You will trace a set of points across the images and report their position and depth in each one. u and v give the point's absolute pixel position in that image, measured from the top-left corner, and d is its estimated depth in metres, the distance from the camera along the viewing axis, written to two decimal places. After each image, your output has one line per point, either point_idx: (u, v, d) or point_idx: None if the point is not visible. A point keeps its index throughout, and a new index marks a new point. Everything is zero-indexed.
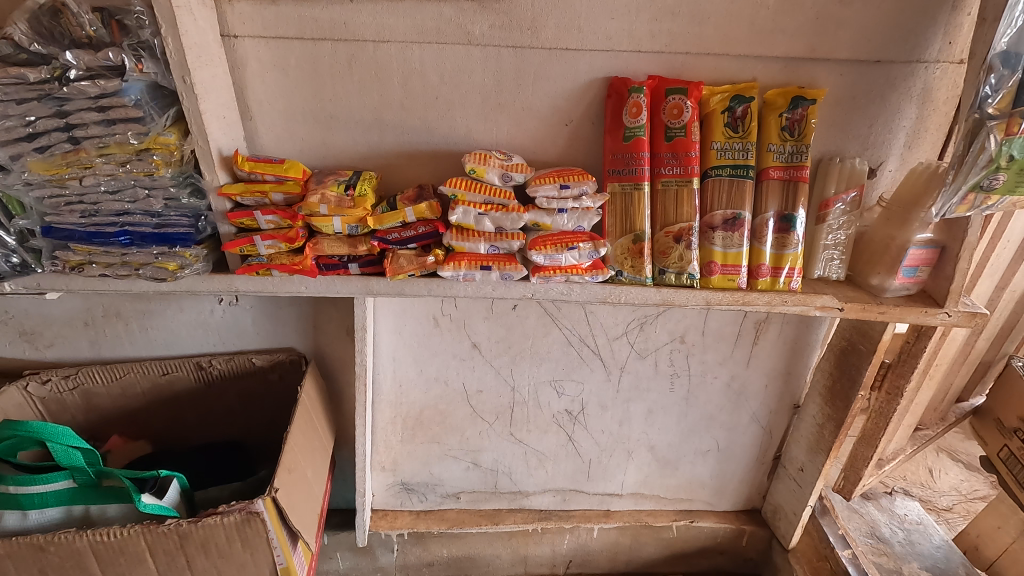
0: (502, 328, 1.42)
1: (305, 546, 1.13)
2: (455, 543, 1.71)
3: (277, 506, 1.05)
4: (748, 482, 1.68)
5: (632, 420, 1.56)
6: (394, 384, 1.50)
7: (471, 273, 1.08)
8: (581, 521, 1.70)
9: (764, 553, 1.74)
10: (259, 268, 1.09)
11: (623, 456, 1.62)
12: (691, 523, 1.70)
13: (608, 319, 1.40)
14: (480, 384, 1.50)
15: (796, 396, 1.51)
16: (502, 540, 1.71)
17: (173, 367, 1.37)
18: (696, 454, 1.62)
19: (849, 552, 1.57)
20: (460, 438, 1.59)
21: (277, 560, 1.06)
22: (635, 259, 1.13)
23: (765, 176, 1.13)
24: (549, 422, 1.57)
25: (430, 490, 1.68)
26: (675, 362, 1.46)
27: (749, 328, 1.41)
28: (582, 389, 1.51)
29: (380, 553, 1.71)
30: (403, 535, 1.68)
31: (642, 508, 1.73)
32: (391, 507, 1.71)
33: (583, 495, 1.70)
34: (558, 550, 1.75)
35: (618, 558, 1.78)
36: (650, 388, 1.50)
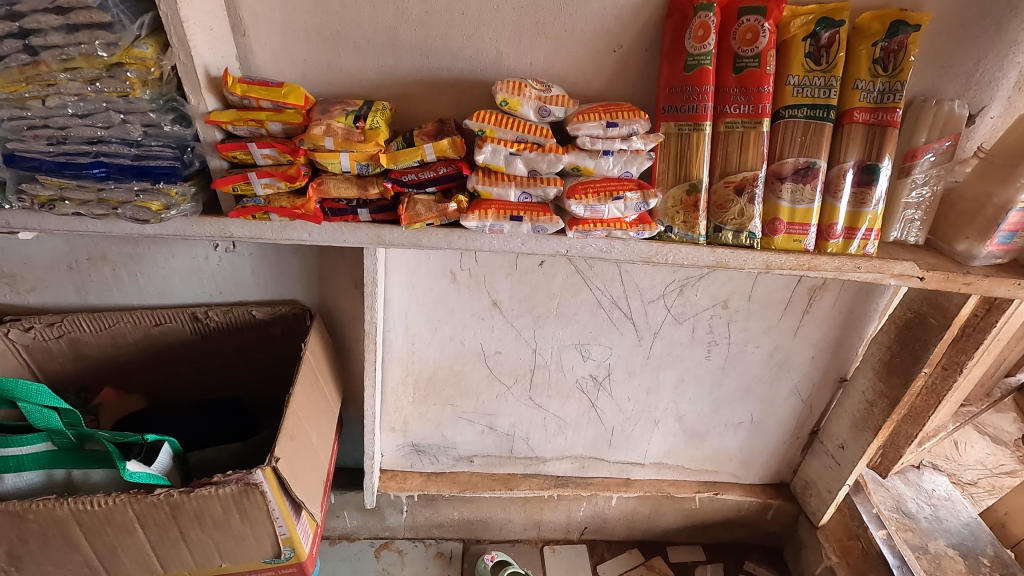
0: (526, 287, 1.28)
1: (310, 517, 1.04)
2: (466, 506, 1.64)
3: (277, 477, 0.95)
4: (779, 457, 1.58)
5: (661, 389, 1.45)
6: (406, 342, 1.39)
7: (499, 224, 0.94)
8: (600, 489, 1.61)
9: (789, 527, 1.67)
10: (256, 211, 0.94)
11: (649, 427, 1.52)
12: (715, 496, 1.62)
13: (644, 280, 1.26)
14: (499, 346, 1.39)
15: (844, 369, 1.38)
16: (516, 506, 1.64)
17: (166, 318, 1.26)
18: (727, 426, 1.51)
19: (884, 532, 1.48)
20: (475, 401, 1.49)
21: (278, 531, 0.99)
22: (688, 213, 0.97)
23: (847, 119, 0.96)
24: (572, 388, 1.46)
25: (441, 452, 1.60)
26: (715, 329, 1.33)
27: (801, 295, 1.26)
28: (609, 353, 1.39)
29: (388, 513, 1.65)
30: (412, 497, 1.61)
31: (664, 477, 1.64)
32: (401, 468, 1.63)
33: (603, 463, 1.61)
34: (573, 517, 1.68)
35: (635, 527, 1.71)
36: (683, 355, 1.38)
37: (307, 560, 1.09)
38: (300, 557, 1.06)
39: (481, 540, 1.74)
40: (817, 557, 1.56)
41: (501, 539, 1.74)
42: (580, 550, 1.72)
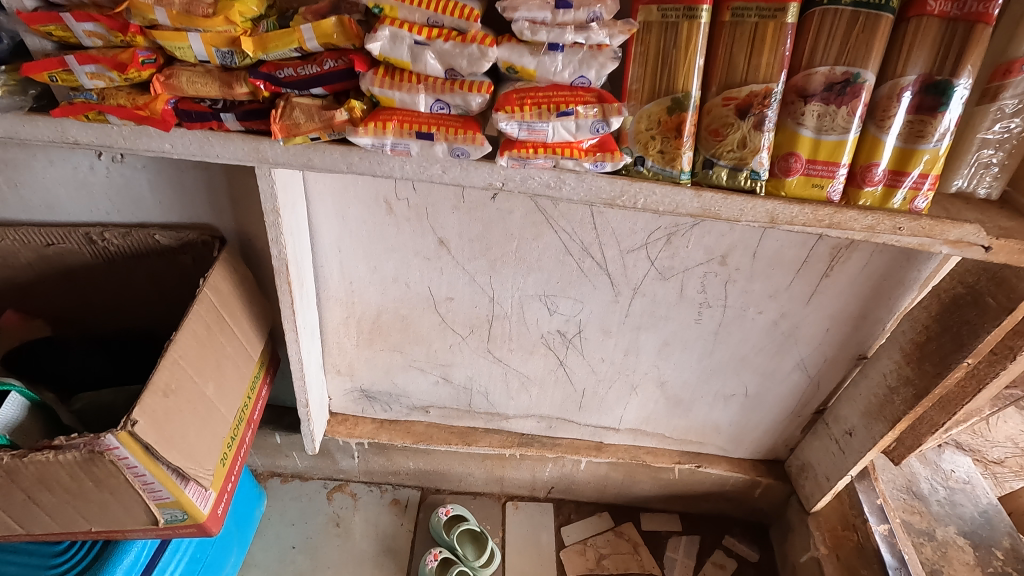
0: (477, 225, 1.05)
1: (201, 483, 0.91)
2: (420, 457, 1.51)
3: (141, 443, 0.79)
4: (774, 434, 1.37)
5: (641, 351, 1.23)
6: (342, 281, 1.19)
7: (403, 142, 0.71)
8: (567, 452, 1.45)
9: (778, 507, 1.49)
10: (87, 109, 0.72)
11: (625, 392, 1.32)
12: (697, 468, 1.44)
13: (622, 225, 1.01)
14: (450, 291, 1.18)
15: (865, 346, 1.13)
16: (475, 461, 1.50)
17: (58, 237, 1.08)
18: (716, 397, 1.30)
19: (886, 528, 1.28)
20: (427, 349, 1.30)
21: (157, 496, 0.86)
22: (667, 140, 0.70)
23: (916, 9, 0.65)
24: (537, 344, 1.25)
25: (394, 400, 1.44)
26: (709, 289, 1.08)
27: (820, 254, 0.99)
28: (579, 308, 1.17)
29: (340, 457, 1.54)
30: (363, 444, 1.49)
31: (641, 444, 1.46)
32: (352, 413, 1.49)
33: (573, 425, 1.43)
34: (539, 477, 1.53)
35: (607, 491, 1.56)
36: (669, 316, 1.15)
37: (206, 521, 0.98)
38: (197, 519, 0.95)
39: (440, 490, 1.63)
40: (804, 544, 1.39)
41: (461, 491, 1.62)
42: (545, 509, 1.60)
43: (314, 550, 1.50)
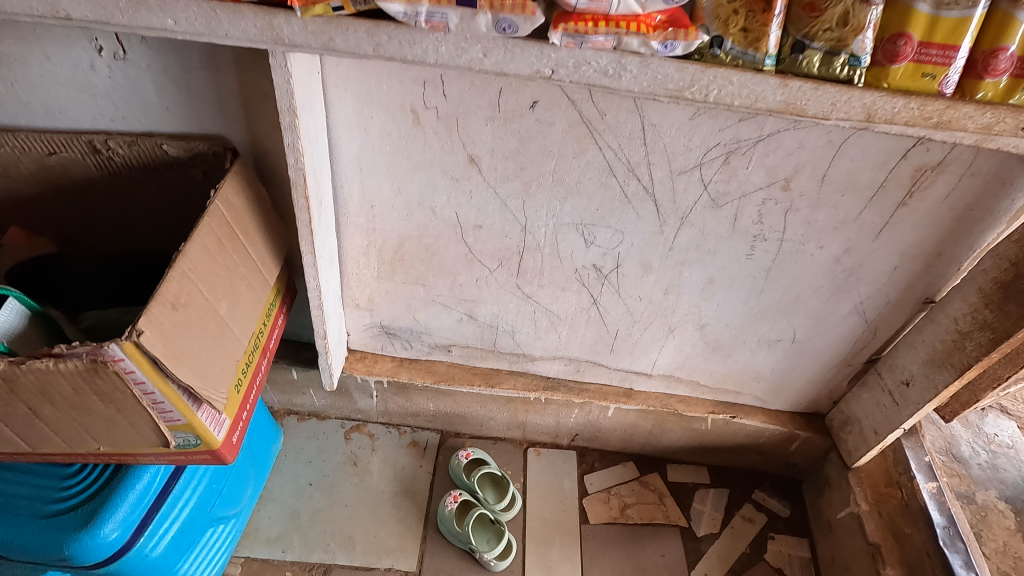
0: (513, 139, 0.95)
1: (214, 406, 0.86)
2: (441, 398, 1.45)
3: (148, 357, 0.73)
4: (818, 385, 1.29)
5: (682, 290, 1.14)
6: (363, 204, 1.10)
7: (441, 12, 0.61)
8: (595, 397, 1.38)
9: (815, 462, 1.42)
10: None
11: (662, 335, 1.24)
12: (732, 419, 1.37)
13: (676, 141, 0.90)
14: (479, 217, 1.09)
15: (934, 289, 1.03)
16: (498, 404, 1.44)
17: (61, 145, 1.00)
18: (760, 342, 1.21)
19: (933, 486, 1.22)
20: (451, 283, 1.22)
21: (167, 416, 0.81)
22: (753, 15, 0.59)
23: None
24: (569, 279, 1.17)
25: (415, 338, 1.37)
26: (766, 219, 0.98)
27: (901, 178, 0.88)
28: (619, 240, 1.08)
29: (358, 396, 1.49)
30: (382, 383, 1.43)
31: (673, 392, 1.38)
32: (371, 350, 1.44)
33: (602, 369, 1.36)
34: (563, 423, 1.47)
35: (634, 440, 1.50)
36: (718, 250, 1.05)
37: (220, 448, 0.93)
38: (211, 445, 0.91)
39: (460, 434, 1.58)
40: (842, 500, 1.32)
41: (481, 435, 1.57)
42: (568, 456, 1.55)
43: (332, 488, 1.47)
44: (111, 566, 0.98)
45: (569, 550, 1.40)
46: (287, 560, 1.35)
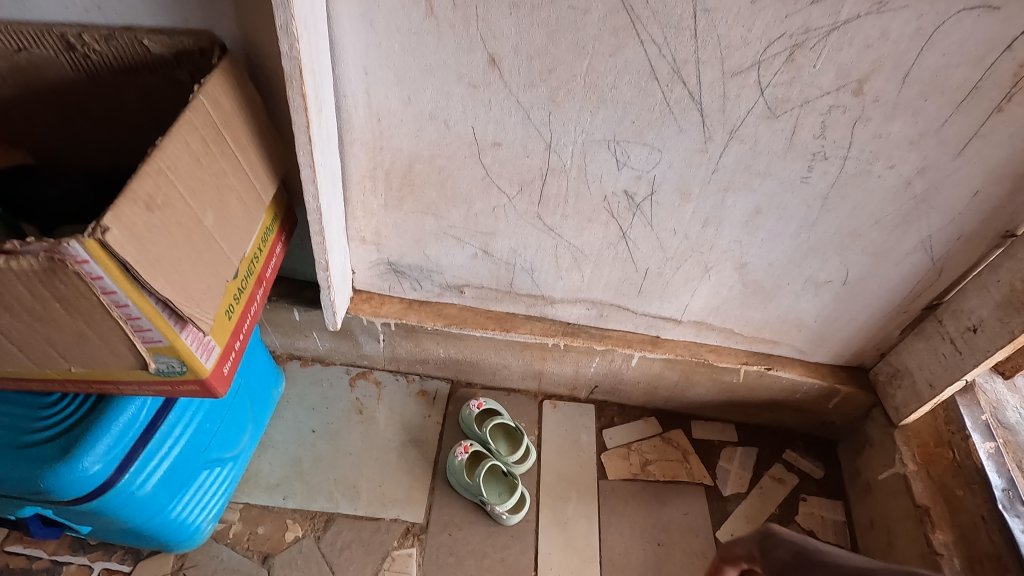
0: (541, 33, 0.82)
1: (200, 328, 0.78)
2: (452, 343, 1.35)
3: (119, 263, 0.64)
4: (866, 335, 1.17)
5: (724, 222, 1.02)
6: (368, 116, 0.98)
7: None
8: (618, 345, 1.28)
9: (854, 421, 1.32)
10: None
11: (696, 275, 1.12)
12: (767, 371, 1.26)
13: (733, 33, 0.77)
14: (498, 133, 0.97)
15: (1016, 219, 0.90)
16: (513, 351, 1.34)
17: (29, 40, 0.87)
18: (806, 284, 1.09)
19: (992, 447, 1.11)
20: (465, 212, 1.11)
21: (146, 336, 0.73)
22: None
23: None
24: (597, 209, 1.05)
25: (425, 277, 1.27)
26: (831, 133, 0.85)
27: (999, 77, 0.75)
28: (655, 161, 0.95)
29: (363, 340, 1.40)
30: (389, 325, 1.34)
31: (703, 341, 1.28)
32: (378, 291, 1.33)
33: (627, 314, 1.25)
34: (582, 373, 1.38)
35: (657, 393, 1.40)
36: (769, 173, 0.93)
37: (209, 377, 0.85)
38: (199, 373, 0.83)
39: (471, 384, 1.49)
40: (885, 460, 1.22)
41: (494, 386, 1.48)
42: (586, 410, 1.45)
43: (336, 436, 1.39)
44: (95, 503, 0.91)
45: (587, 505, 1.31)
46: (288, 507, 1.27)
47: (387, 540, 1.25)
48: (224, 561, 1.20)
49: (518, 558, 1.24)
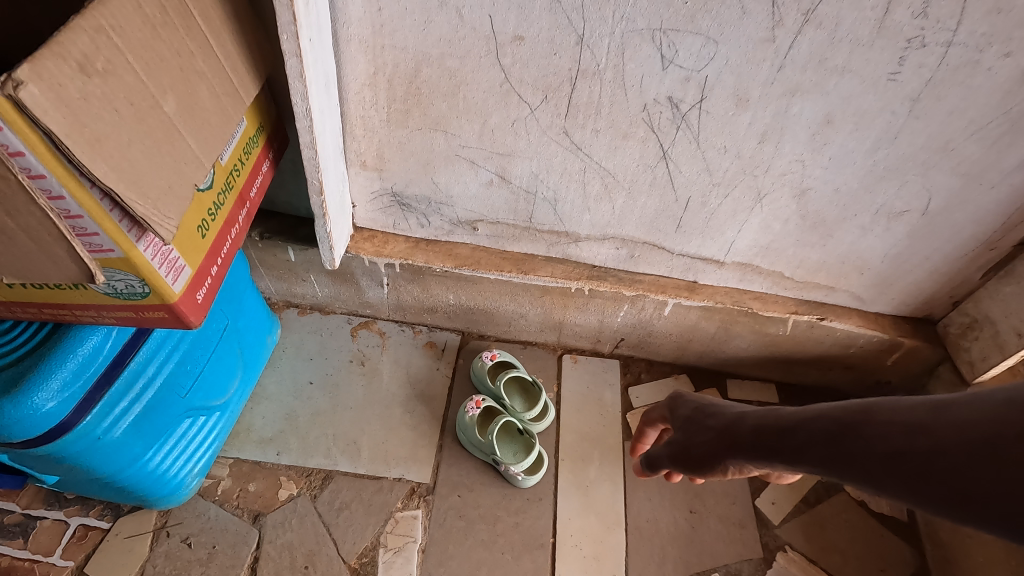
0: None
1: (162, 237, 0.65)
2: (463, 288, 1.22)
3: (46, 136, 0.51)
4: (940, 278, 1.02)
5: (785, 136, 0.86)
6: (367, 4, 0.82)
7: None
8: (650, 290, 1.14)
9: (913, 379, 1.17)
10: None
11: (746, 205, 0.97)
12: (820, 321, 1.11)
13: None
14: (521, 25, 0.80)
15: None
16: (531, 297, 1.20)
17: None
18: (877, 216, 0.94)
19: None
20: (480, 129, 0.95)
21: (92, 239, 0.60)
22: None
23: None
24: (634, 122, 0.89)
25: (434, 210, 1.13)
26: (936, 11, 0.68)
27: None
28: (710, 58, 0.79)
29: (366, 284, 1.27)
30: (394, 267, 1.20)
31: (747, 288, 1.13)
32: (382, 228, 1.19)
33: (661, 255, 1.10)
34: (607, 324, 1.24)
35: (691, 348, 1.26)
36: (850, 69, 0.76)
37: (179, 302, 0.73)
38: (164, 295, 0.70)
39: (484, 336, 1.36)
40: None
41: (508, 338, 1.35)
42: (610, 366, 1.32)
43: (335, 389, 1.27)
44: (54, 446, 0.79)
45: (611, 468, 1.19)
46: (282, 464, 1.16)
47: (390, 500, 1.13)
48: (212, 520, 1.09)
49: (535, 523, 1.12)
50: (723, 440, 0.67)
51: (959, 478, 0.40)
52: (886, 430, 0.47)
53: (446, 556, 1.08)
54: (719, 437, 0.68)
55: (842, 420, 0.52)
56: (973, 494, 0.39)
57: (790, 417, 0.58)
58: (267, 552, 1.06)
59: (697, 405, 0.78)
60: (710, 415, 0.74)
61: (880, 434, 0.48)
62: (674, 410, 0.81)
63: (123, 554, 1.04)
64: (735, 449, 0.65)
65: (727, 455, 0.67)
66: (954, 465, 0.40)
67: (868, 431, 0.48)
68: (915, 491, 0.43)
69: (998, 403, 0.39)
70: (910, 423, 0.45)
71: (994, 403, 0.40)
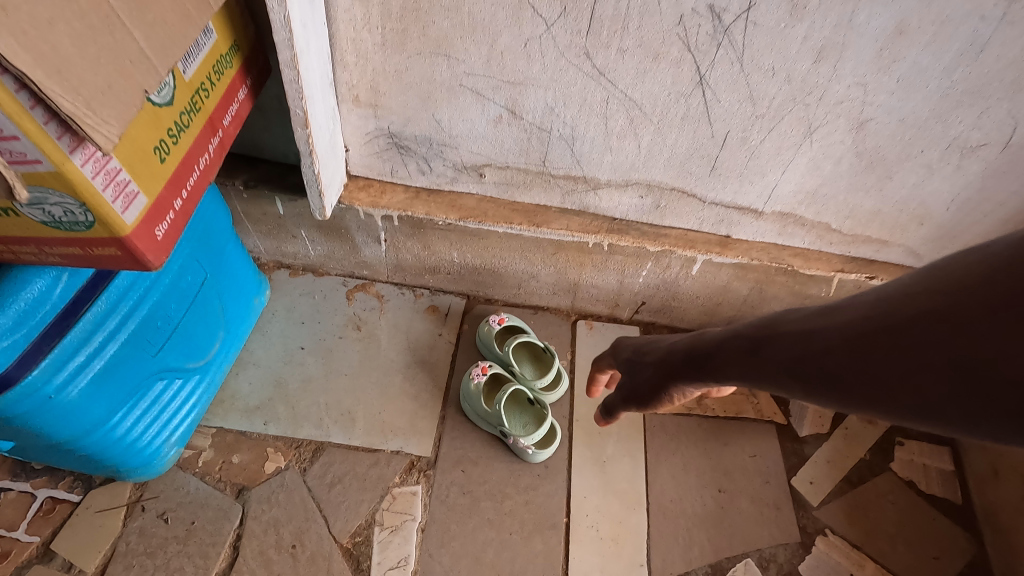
0: None
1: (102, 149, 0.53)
2: (468, 244, 1.10)
3: None
4: (1013, 228, 0.90)
5: (848, 52, 0.73)
6: None
7: None
8: (677, 246, 1.01)
9: None
10: None
11: (793, 141, 0.84)
12: (869, 281, 1.00)
13: None
14: None
15: None
16: (543, 254, 1.09)
17: None
18: (947, 151, 0.81)
19: None
20: (486, 52, 0.82)
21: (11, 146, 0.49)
22: None
23: None
24: (667, 39, 0.76)
25: (436, 154, 1.00)
26: None
27: None
28: None
29: (362, 241, 1.15)
30: (392, 220, 1.08)
31: (788, 242, 1.01)
32: (379, 177, 1.07)
33: (692, 204, 0.97)
34: (627, 285, 1.12)
35: (720, 313, 1.16)
36: None
37: (133, 236, 0.62)
38: (114, 226, 0.59)
39: (491, 300, 1.25)
40: None
41: (517, 302, 1.24)
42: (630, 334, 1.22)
43: (329, 354, 1.16)
44: None
45: (630, 443, 1.08)
46: (269, 434, 1.06)
47: (386, 475, 1.03)
48: (191, 494, 0.99)
49: (546, 501, 1.01)
50: (657, 373, 0.70)
51: (851, 373, 0.44)
52: (790, 338, 0.50)
53: (448, 536, 0.98)
54: (657, 370, 0.70)
55: (752, 338, 0.55)
56: (860, 385, 0.44)
57: (712, 341, 0.60)
58: (251, 529, 0.96)
59: (636, 345, 0.79)
60: (647, 351, 0.75)
61: (784, 345, 0.51)
62: (614, 353, 0.82)
63: (93, 530, 0.95)
64: (668, 377, 0.68)
65: (665, 386, 0.69)
66: (846, 363, 0.44)
67: (773, 344, 0.52)
68: (813, 386, 0.48)
69: (881, 304, 0.43)
70: (806, 330, 0.49)
71: (873, 304, 0.44)
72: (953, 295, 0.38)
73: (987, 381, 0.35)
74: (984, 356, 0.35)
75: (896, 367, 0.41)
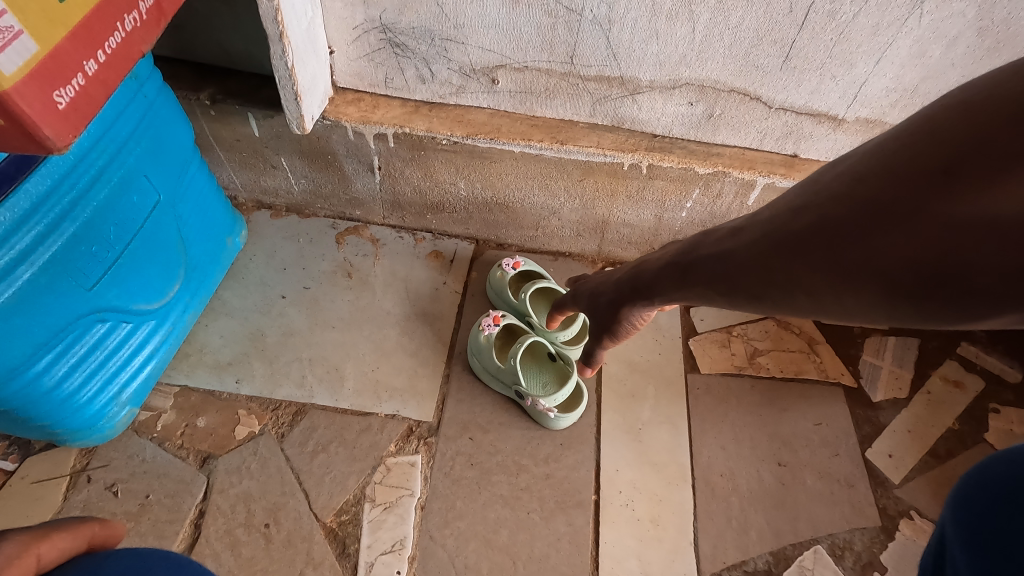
0: None
1: None
2: (476, 169, 0.92)
3: None
4: None
5: None
6: None
7: None
8: (733, 167, 0.84)
9: None
10: None
11: (897, 13, 0.65)
12: None
13: None
14: None
15: None
16: (567, 181, 0.91)
17: None
18: None
19: None
20: None
21: None
22: None
23: None
24: None
25: (439, 54, 0.81)
26: None
27: None
28: None
29: (352, 170, 0.98)
30: (386, 140, 0.90)
31: None
32: (371, 88, 0.88)
33: (753, 108, 0.79)
34: (666, 220, 0.96)
35: None
36: None
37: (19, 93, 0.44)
38: None
39: (503, 244, 1.08)
40: None
41: (533, 246, 1.07)
42: None
43: (314, 305, 0.99)
44: None
45: (671, 407, 0.90)
46: (242, 395, 0.89)
47: (380, 443, 0.86)
48: (147, 463, 0.83)
49: (571, 475, 0.85)
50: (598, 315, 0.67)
51: (754, 285, 0.41)
52: (717, 252, 0.44)
53: (454, 514, 0.81)
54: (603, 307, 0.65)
55: (681, 258, 0.50)
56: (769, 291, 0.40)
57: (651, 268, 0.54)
58: (215, 505, 0.80)
59: (593, 285, 0.72)
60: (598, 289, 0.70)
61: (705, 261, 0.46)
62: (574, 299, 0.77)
63: (27, 504, 0.79)
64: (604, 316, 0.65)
65: (617, 314, 0.62)
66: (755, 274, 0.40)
67: (697, 259, 0.47)
68: (740, 298, 0.43)
69: (780, 212, 0.39)
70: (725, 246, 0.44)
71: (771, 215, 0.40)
72: (845, 197, 0.34)
73: (862, 281, 0.33)
74: (859, 259, 0.33)
75: (797, 272, 0.37)
